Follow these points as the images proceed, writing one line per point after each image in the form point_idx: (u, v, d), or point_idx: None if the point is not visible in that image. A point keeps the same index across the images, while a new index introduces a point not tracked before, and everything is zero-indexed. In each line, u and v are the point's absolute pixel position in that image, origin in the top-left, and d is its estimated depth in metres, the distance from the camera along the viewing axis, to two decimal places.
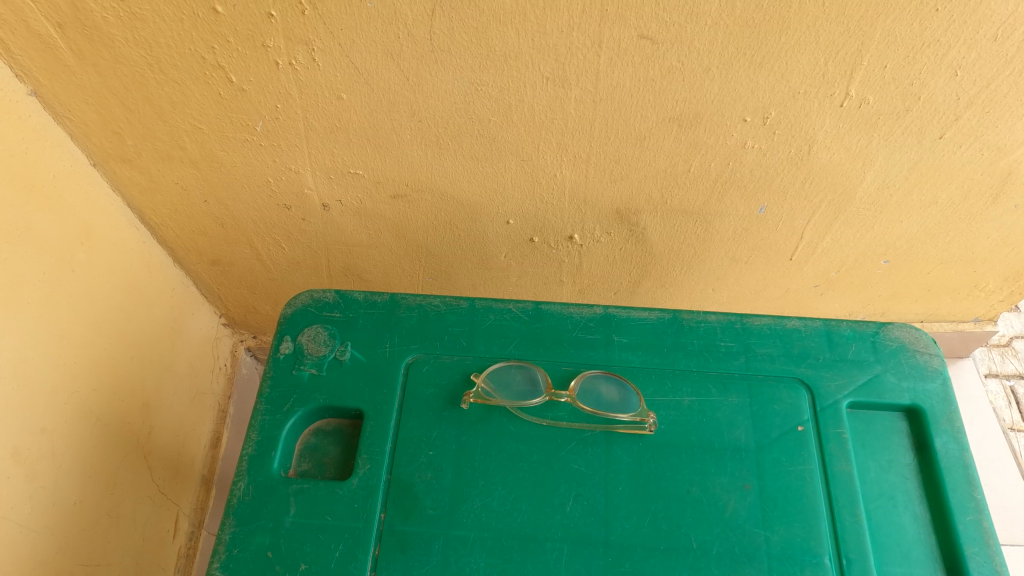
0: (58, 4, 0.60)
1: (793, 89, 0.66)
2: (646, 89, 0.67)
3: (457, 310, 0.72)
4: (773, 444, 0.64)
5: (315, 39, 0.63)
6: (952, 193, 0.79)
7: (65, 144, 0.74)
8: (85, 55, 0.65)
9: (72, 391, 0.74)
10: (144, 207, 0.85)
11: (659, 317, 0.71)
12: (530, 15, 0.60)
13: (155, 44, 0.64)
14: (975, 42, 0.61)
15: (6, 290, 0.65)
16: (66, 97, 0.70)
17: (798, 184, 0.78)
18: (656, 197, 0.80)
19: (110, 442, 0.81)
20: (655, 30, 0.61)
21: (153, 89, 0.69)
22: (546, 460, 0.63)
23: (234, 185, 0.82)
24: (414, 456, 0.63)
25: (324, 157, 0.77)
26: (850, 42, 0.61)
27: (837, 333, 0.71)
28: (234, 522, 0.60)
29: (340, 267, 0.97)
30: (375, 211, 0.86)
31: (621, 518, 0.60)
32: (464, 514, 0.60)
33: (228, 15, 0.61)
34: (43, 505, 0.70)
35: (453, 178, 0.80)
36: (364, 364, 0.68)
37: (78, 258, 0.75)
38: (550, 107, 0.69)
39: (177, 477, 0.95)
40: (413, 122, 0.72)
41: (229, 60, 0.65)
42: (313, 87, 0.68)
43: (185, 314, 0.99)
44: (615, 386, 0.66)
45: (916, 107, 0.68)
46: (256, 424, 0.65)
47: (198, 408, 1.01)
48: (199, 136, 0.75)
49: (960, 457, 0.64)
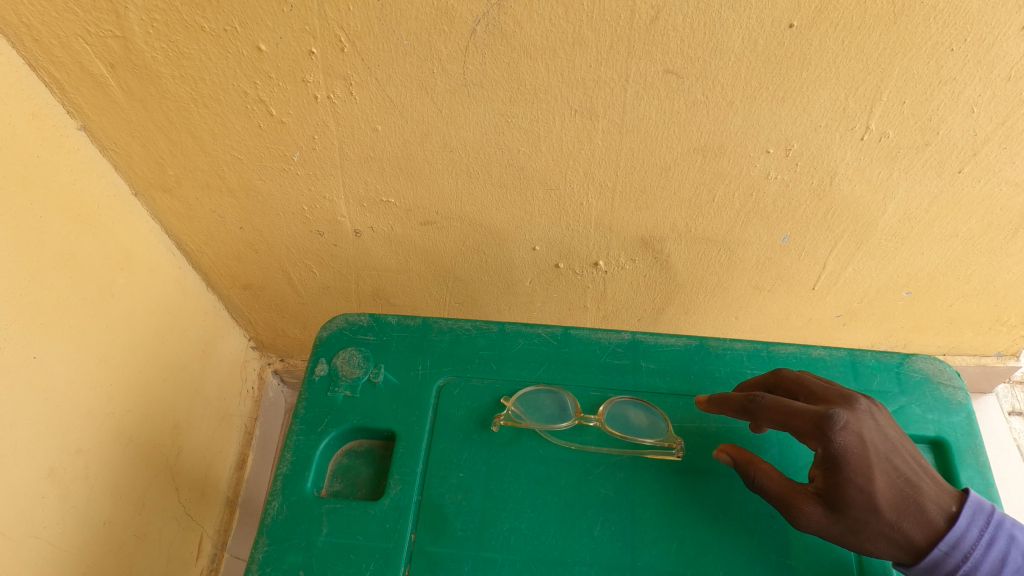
0: (112, 45, 0.64)
1: (815, 122, 0.67)
2: (671, 121, 0.68)
3: (488, 333, 0.73)
4: (800, 473, 0.65)
5: (352, 75, 0.66)
6: (973, 226, 0.80)
7: (110, 175, 0.78)
8: (134, 92, 0.69)
9: (107, 412, 0.76)
10: (181, 234, 0.89)
11: (686, 344, 0.72)
12: (560, 51, 0.62)
13: (201, 80, 0.67)
14: (990, 81, 0.62)
15: (48, 314, 0.67)
16: (113, 129, 0.73)
17: (820, 215, 0.79)
18: (681, 225, 0.82)
19: (141, 463, 0.83)
20: (680, 65, 0.62)
21: (196, 121, 0.72)
22: (574, 484, 0.63)
23: (270, 212, 0.85)
24: (445, 477, 0.64)
25: (358, 186, 0.80)
26: (870, 78, 0.62)
27: (861, 363, 0.71)
28: (268, 541, 0.61)
29: (369, 291, 1.00)
30: (405, 237, 0.88)
31: (647, 544, 0.60)
32: (494, 536, 0.61)
33: (271, 53, 0.64)
34: (75, 524, 0.72)
35: (481, 206, 0.82)
36: (396, 387, 0.70)
37: (117, 283, 0.78)
38: (578, 138, 0.72)
39: (202, 498, 0.96)
40: (444, 152, 0.75)
41: (270, 95, 0.68)
42: (350, 119, 0.71)
43: (215, 337, 1.01)
44: (633, 414, 0.67)
45: (935, 142, 0.69)
46: (291, 443, 0.66)
47: (225, 430, 1.03)
48: (238, 166, 0.78)
49: (985, 492, 0.64)
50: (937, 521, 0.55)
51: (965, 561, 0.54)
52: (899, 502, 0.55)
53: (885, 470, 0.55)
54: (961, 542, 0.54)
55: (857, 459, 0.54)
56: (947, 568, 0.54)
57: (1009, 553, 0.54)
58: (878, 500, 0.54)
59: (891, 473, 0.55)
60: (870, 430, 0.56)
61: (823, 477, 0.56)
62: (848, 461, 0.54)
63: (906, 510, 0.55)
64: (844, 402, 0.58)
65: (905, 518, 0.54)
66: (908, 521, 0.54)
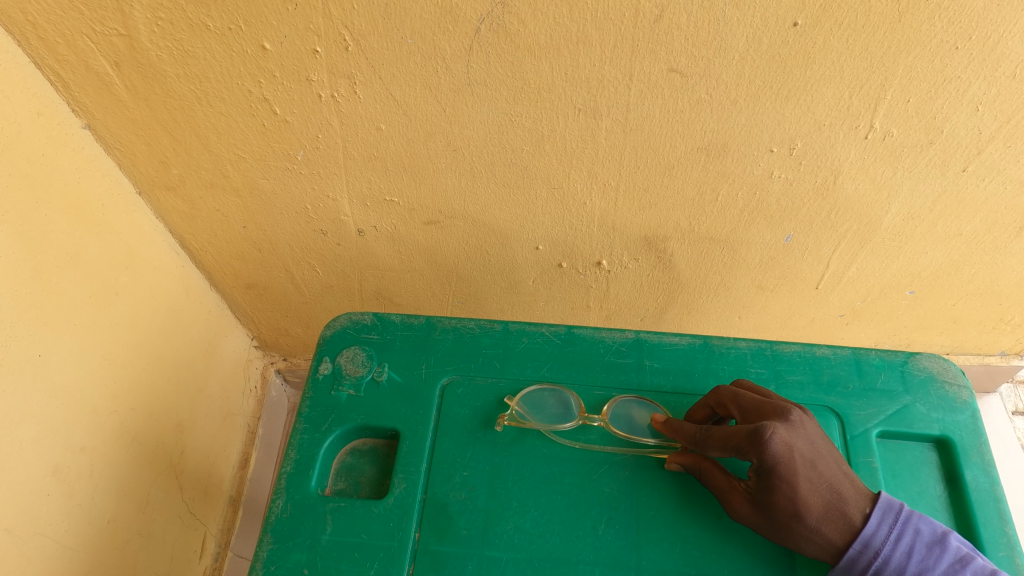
0: (116, 43, 0.64)
1: (819, 122, 0.67)
2: (675, 120, 0.68)
3: (491, 332, 0.73)
4: None
5: (356, 73, 0.66)
6: (977, 225, 0.80)
7: (114, 173, 0.78)
8: (138, 90, 0.69)
9: (111, 410, 0.76)
10: (185, 233, 0.89)
11: (690, 343, 0.72)
12: (564, 50, 0.62)
13: (205, 79, 0.67)
14: (995, 79, 0.62)
15: (53, 312, 0.68)
16: (118, 128, 0.74)
17: (824, 215, 0.79)
18: (684, 225, 0.82)
19: (145, 462, 0.83)
20: (684, 64, 0.62)
21: (201, 120, 0.72)
22: (578, 483, 0.63)
23: (273, 210, 0.85)
24: (449, 476, 0.64)
25: (362, 185, 0.80)
26: (874, 77, 0.62)
27: (866, 362, 0.71)
28: (272, 539, 0.61)
29: (371, 290, 1.00)
30: (409, 236, 0.89)
31: (652, 543, 0.61)
32: (498, 535, 0.61)
33: (275, 52, 0.64)
34: (79, 522, 0.72)
35: (484, 206, 0.82)
36: (400, 386, 0.70)
37: (121, 282, 0.78)
38: (581, 138, 0.72)
39: (206, 497, 0.97)
40: (448, 152, 0.75)
41: (274, 93, 0.68)
42: (354, 118, 0.71)
43: (219, 336, 1.01)
44: (634, 414, 0.67)
45: (939, 140, 0.69)
46: (295, 442, 0.67)
47: (228, 429, 1.03)
48: (242, 165, 0.78)
49: (991, 491, 0.64)
50: (855, 523, 0.56)
51: (877, 558, 0.54)
52: (822, 508, 0.55)
53: (810, 478, 0.56)
54: (872, 540, 0.55)
55: (782, 469, 0.55)
56: (862, 566, 0.55)
57: (920, 547, 0.55)
58: (803, 505, 0.55)
59: (815, 481, 0.56)
60: (800, 440, 0.56)
61: (756, 483, 0.57)
62: (776, 470, 0.55)
63: (826, 516, 0.55)
64: (779, 414, 0.58)
65: (825, 521, 0.55)
66: (827, 524, 0.55)
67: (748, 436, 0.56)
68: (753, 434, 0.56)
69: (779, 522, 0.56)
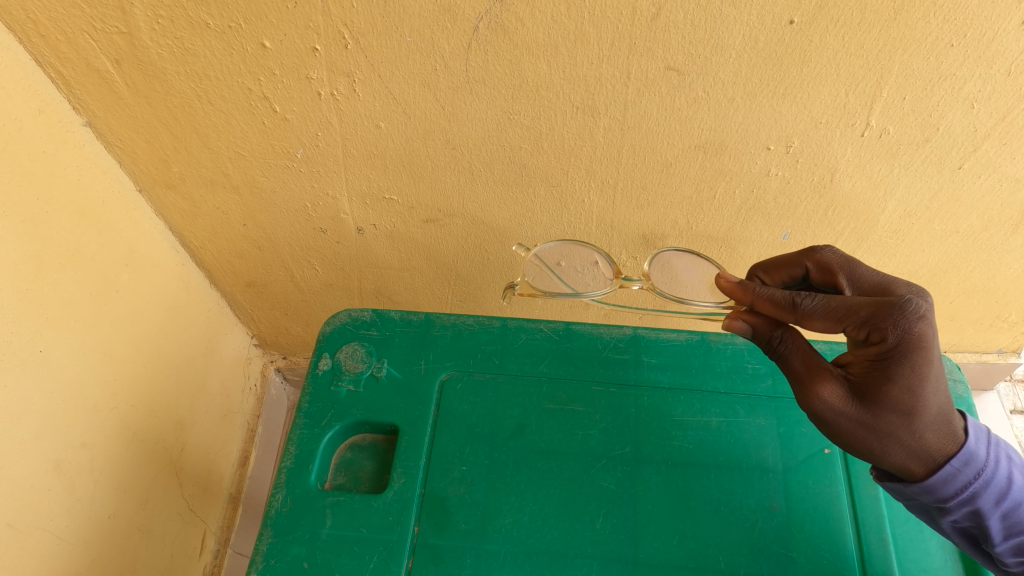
0: (117, 41, 0.64)
1: (815, 119, 0.68)
2: (672, 118, 0.69)
3: (490, 329, 0.74)
4: (800, 466, 0.66)
5: (355, 71, 0.66)
6: (973, 222, 0.80)
7: (114, 171, 0.78)
8: (139, 88, 0.69)
9: (112, 407, 0.77)
10: (185, 231, 0.89)
11: (687, 339, 0.73)
12: (562, 48, 0.62)
13: (205, 77, 0.68)
14: (990, 76, 0.62)
15: (55, 309, 0.68)
16: (118, 126, 0.74)
17: (821, 213, 0.80)
18: (682, 223, 0.83)
19: (146, 458, 0.83)
20: (681, 62, 0.63)
21: (201, 118, 0.73)
22: (576, 477, 0.64)
23: (273, 209, 0.85)
24: (447, 471, 0.64)
25: (361, 183, 0.81)
26: (870, 74, 0.63)
27: None
28: (272, 533, 0.62)
29: (371, 289, 1.01)
30: (408, 235, 0.89)
31: (649, 536, 0.61)
32: (496, 529, 0.61)
33: (275, 50, 0.64)
34: (80, 517, 0.72)
35: (483, 204, 0.83)
36: (399, 381, 0.70)
37: (121, 279, 0.78)
38: (579, 136, 0.72)
39: (206, 494, 0.97)
40: (447, 150, 0.75)
41: (274, 91, 0.69)
42: (353, 116, 0.72)
43: (219, 334, 1.02)
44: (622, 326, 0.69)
45: (934, 138, 0.69)
46: (294, 437, 0.67)
47: (228, 427, 1.04)
48: (242, 162, 0.78)
49: None
50: (957, 436, 0.56)
51: (977, 478, 0.56)
52: (934, 415, 0.54)
53: (936, 378, 0.53)
54: (975, 461, 0.56)
55: (913, 356, 0.52)
56: (960, 483, 0.56)
57: (1009, 471, 0.57)
58: (920, 405, 0.53)
59: (940, 381, 0.53)
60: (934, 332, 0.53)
61: (864, 371, 0.54)
62: (910, 357, 0.52)
63: (934, 424, 0.54)
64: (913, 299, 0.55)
65: (932, 428, 0.54)
66: (932, 432, 0.55)
67: (885, 311, 0.52)
68: (894, 311, 0.52)
69: (881, 420, 0.54)
